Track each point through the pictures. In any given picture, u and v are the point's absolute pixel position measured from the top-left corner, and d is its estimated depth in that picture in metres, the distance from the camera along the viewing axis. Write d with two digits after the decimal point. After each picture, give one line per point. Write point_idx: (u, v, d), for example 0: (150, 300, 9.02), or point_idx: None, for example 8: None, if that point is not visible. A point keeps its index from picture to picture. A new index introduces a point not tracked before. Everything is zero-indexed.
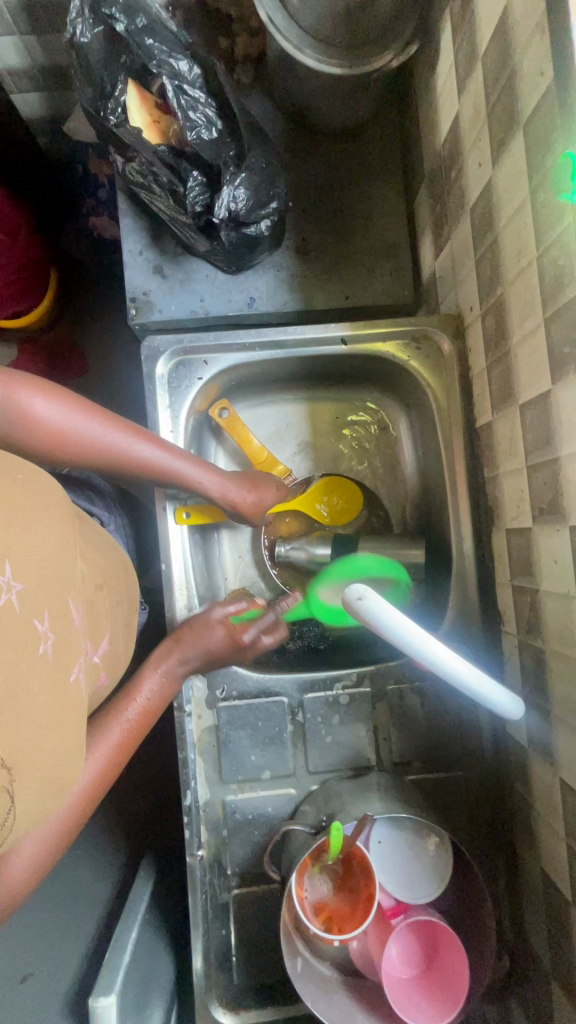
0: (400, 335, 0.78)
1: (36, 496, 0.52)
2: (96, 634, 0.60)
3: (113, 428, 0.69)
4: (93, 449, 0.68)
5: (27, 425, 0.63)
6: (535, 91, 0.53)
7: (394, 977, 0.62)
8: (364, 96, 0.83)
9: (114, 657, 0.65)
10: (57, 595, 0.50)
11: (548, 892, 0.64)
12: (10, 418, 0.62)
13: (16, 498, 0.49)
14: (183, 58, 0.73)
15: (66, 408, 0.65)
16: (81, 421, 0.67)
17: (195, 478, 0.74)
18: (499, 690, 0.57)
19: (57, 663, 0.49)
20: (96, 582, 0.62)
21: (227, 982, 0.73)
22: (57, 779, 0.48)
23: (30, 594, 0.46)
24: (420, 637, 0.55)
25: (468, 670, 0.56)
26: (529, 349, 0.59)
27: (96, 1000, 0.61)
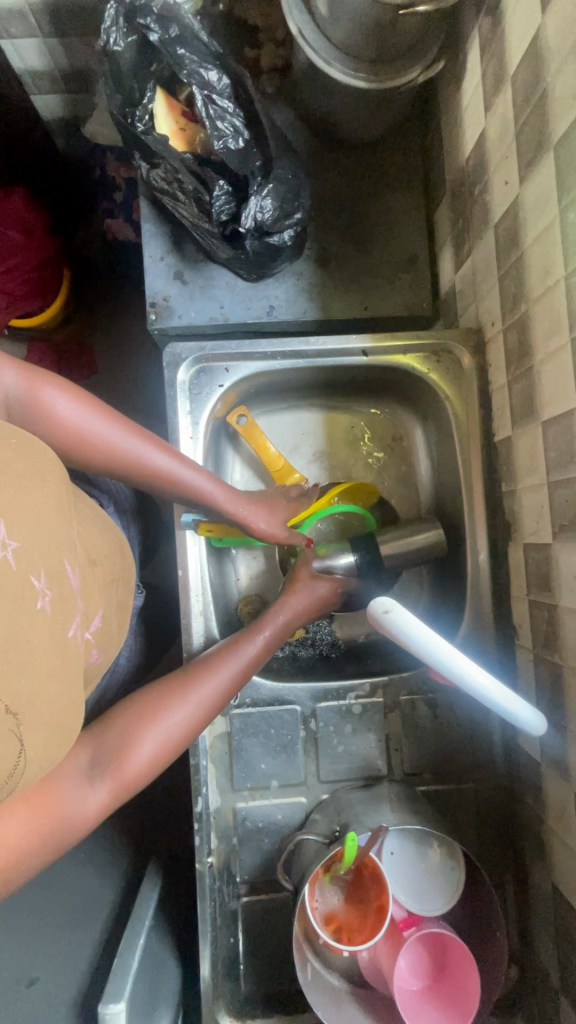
0: (420, 348, 0.79)
1: (33, 460, 0.51)
2: (90, 602, 0.60)
3: (132, 435, 0.65)
4: (107, 457, 0.63)
5: (41, 424, 0.59)
6: (568, 112, 0.54)
7: (403, 988, 0.62)
8: (388, 109, 0.83)
9: (107, 636, 0.65)
10: (53, 554, 0.50)
11: (558, 906, 0.64)
12: (26, 414, 0.58)
13: (9, 463, 0.48)
14: (212, 68, 0.74)
15: (86, 410, 0.61)
16: (100, 427, 0.62)
17: (209, 495, 0.70)
18: (525, 707, 0.57)
19: (55, 619, 0.49)
20: (90, 558, 0.61)
21: (235, 990, 0.73)
22: (62, 725, 0.49)
23: (26, 553, 0.46)
24: (449, 651, 0.55)
25: (494, 687, 0.56)
26: (553, 367, 0.60)
27: (105, 1007, 0.60)
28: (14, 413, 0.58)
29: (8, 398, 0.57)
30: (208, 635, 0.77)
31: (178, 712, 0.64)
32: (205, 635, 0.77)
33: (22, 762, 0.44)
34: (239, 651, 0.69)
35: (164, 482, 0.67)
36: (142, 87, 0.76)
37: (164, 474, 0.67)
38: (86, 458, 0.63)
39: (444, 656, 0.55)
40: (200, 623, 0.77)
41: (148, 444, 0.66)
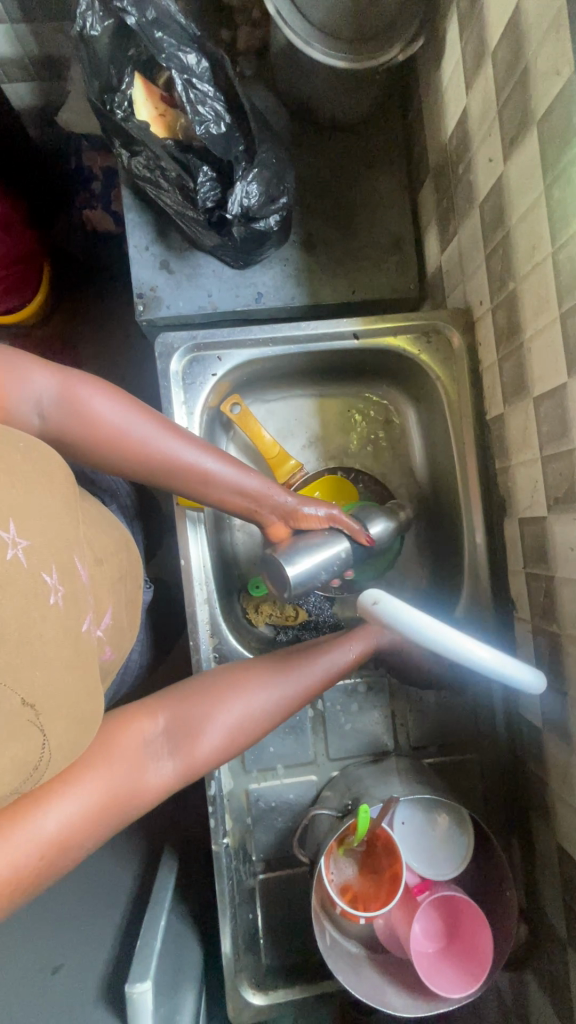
0: (410, 329, 0.80)
1: (39, 461, 0.51)
2: (100, 600, 0.60)
3: (169, 435, 0.66)
4: (148, 456, 0.65)
5: (76, 423, 0.60)
6: (550, 90, 0.54)
7: (420, 951, 0.65)
8: (369, 89, 0.83)
9: (119, 632, 0.66)
10: (63, 550, 0.50)
11: (563, 865, 0.67)
12: (65, 415, 0.60)
13: (17, 466, 0.48)
14: (191, 52, 0.73)
15: (120, 406, 0.62)
16: (130, 422, 0.63)
17: (237, 483, 0.71)
18: (524, 669, 0.58)
19: (68, 615, 0.49)
20: (96, 557, 0.62)
21: (256, 964, 0.75)
22: (85, 711, 0.51)
23: (37, 551, 0.47)
24: (443, 632, 0.55)
25: (495, 657, 0.57)
26: (543, 342, 0.61)
27: (133, 985, 0.62)
28: (53, 415, 0.59)
29: (47, 401, 0.58)
30: (213, 622, 0.78)
31: (232, 707, 0.67)
32: (210, 621, 0.78)
33: (45, 750, 0.46)
34: (312, 664, 0.71)
35: (192, 474, 0.68)
36: (119, 72, 0.75)
37: (191, 466, 0.68)
38: (119, 456, 0.64)
39: (446, 642, 0.55)
40: (205, 611, 0.78)
41: (176, 437, 0.67)
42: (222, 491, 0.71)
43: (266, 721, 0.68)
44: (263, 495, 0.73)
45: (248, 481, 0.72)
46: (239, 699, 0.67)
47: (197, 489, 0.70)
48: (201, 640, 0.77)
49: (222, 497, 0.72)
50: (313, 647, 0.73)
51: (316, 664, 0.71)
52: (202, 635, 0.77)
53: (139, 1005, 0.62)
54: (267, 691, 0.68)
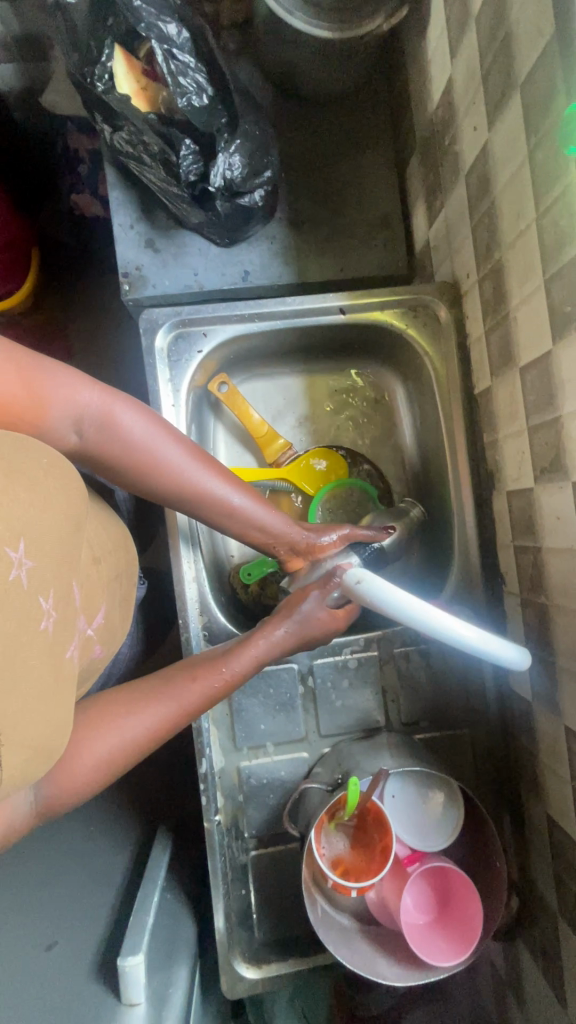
0: (397, 304, 0.79)
1: (59, 481, 0.50)
2: (93, 604, 0.61)
3: (204, 467, 0.63)
4: (178, 485, 0.62)
5: (113, 443, 0.58)
6: (533, 51, 0.54)
7: (411, 923, 0.65)
8: (354, 63, 0.82)
9: (109, 632, 0.67)
10: (62, 573, 0.50)
11: (553, 836, 0.67)
12: (101, 434, 0.57)
13: (38, 483, 0.48)
14: (171, 21, 0.72)
15: (159, 433, 0.59)
16: (169, 450, 0.60)
17: (263, 522, 0.68)
18: (506, 647, 0.57)
19: (54, 640, 0.49)
20: (95, 556, 0.63)
21: (249, 939, 0.75)
22: (47, 743, 0.48)
23: (38, 572, 0.46)
24: (426, 609, 0.54)
25: (469, 631, 0.55)
26: (529, 311, 0.60)
27: (125, 959, 0.62)
28: (89, 433, 0.56)
29: (85, 418, 0.55)
30: (202, 600, 0.78)
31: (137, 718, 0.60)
32: (200, 600, 0.78)
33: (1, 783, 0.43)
34: (228, 661, 0.64)
35: (221, 511, 0.65)
36: (99, 43, 0.73)
37: (223, 503, 0.65)
38: (150, 481, 0.61)
39: (427, 618, 0.54)
40: (194, 589, 0.78)
41: (212, 472, 0.64)
42: (250, 528, 0.68)
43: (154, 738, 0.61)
44: (288, 535, 0.70)
45: (274, 521, 0.69)
46: (138, 712, 0.60)
47: (223, 524, 0.67)
48: (190, 619, 0.77)
49: (250, 535, 0.69)
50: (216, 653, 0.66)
51: (232, 662, 0.64)
52: (191, 613, 0.77)
53: (132, 978, 0.62)
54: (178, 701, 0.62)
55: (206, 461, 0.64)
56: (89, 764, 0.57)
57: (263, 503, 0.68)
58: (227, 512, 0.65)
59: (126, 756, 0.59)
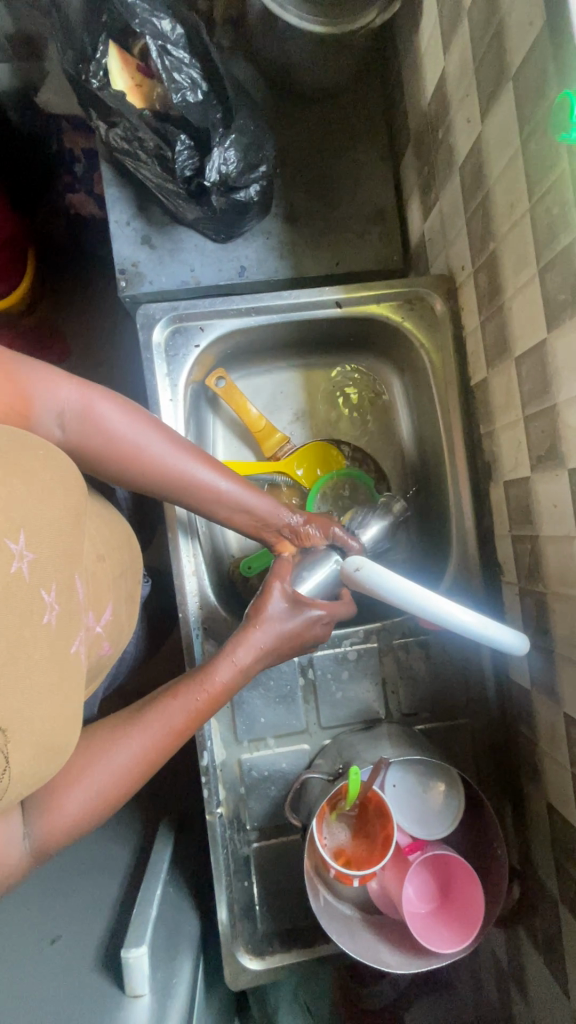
0: (393, 297, 0.80)
1: (59, 474, 0.51)
2: (100, 598, 0.62)
3: (185, 454, 0.64)
4: (161, 473, 0.62)
5: (96, 437, 0.58)
6: (524, 42, 0.54)
7: (413, 912, 0.65)
8: (347, 57, 0.83)
9: (117, 628, 0.68)
10: (65, 568, 0.50)
11: (553, 822, 0.68)
12: (83, 429, 0.57)
13: (36, 476, 0.48)
14: (165, 17, 0.72)
15: (138, 423, 0.59)
16: (152, 441, 0.61)
17: (247, 504, 0.68)
18: (503, 629, 0.57)
19: (59, 634, 0.49)
20: (100, 554, 0.63)
21: (252, 930, 0.76)
22: (55, 741, 0.48)
23: (40, 565, 0.47)
24: (426, 598, 0.55)
25: (481, 619, 0.56)
26: (524, 300, 0.61)
27: (128, 951, 0.63)
28: (71, 428, 0.56)
29: (66, 413, 0.56)
30: (202, 594, 0.78)
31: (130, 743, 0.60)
32: (199, 593, 0.78)
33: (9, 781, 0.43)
34: (212, 672, 0.65)
35: (208, 498, 0.66)
36: (93, 39, 0.73)
37: (211, 490, 0.66)
38: (136, 473, 0.61)
39: (422, 604, 0.55)
40: (193, 582, 0.78)
41: (198, 460, 0.64)
42: (238, 513, 0.69)
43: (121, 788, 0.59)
44: (271, 517, 0.70)
45: (258, 503, 0.69)
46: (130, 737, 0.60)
47: (211, 511, 0.68)
48: (190, 612, 0.78)
49: (238, 521, 0.70)
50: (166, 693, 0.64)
51: (215, 672, 0.65)
52: (191, 606, 0.78)
53: (135, 969, 0.62)
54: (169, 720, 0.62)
55: (192, 451, 0.65)
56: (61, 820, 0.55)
57: (250, 489, 0.69)
58: (212, 496, 0.65)
59: (95, 807, 0.57)
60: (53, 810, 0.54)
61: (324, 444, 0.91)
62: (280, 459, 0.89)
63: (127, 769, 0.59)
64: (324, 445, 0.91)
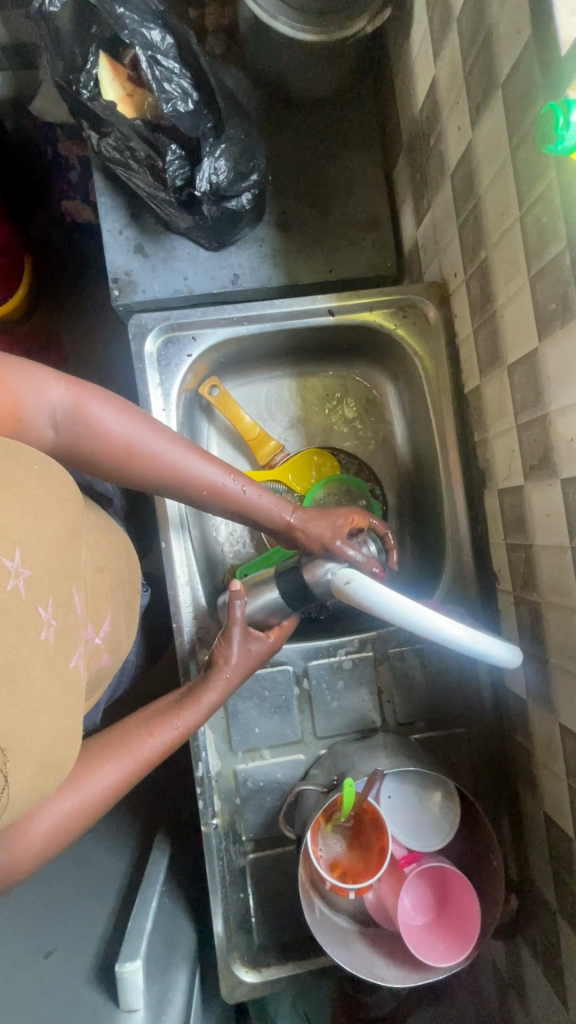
0: (385, 304, 0.80)
1: (51, 487, 0.50)
2: (99, 610, 0.62)
3: (181, 450, 0.63)
4: (157, 470, 0.62)
5: (91, 437, 0.58)
6: (513, 50, 0.54)
7: (409, 924, 0.65)
8: (338, 65, 0.83)
9: (116, 640, 0.67)
10: (61, 581, 0.50)
11: (550, 834, 0.67)
12: (75, 428, 0.57)
13: (29, 490, 0.47)
14: (155, 27, 0.72)
15: (131, 421, 0.59)
16: (150, 439, 0.61)
17: (248, 500, 0.67)
18: (497, 644, 0.57)
19: (58, 650, 0.49)
20: (98, 566, 0.63)
21: (248, 942, 0.75)
22: (54, 757, 0.48)
23: (36, 580, 0.46)
24: (421, 613, 0.54)
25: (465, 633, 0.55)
26: (515, 308, 0.60)
27: (122, 965, 0.63)
28: (63, 427, 0.56)
29: (57, 413, 0.56)
30: (196, 604, 0.78)
31: (115, 762, 0.61)
32: (193, 603, 0.78)
33: (11, 802, 0.43)
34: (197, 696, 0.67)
35: (207, 494, 0.65)
36: (84, 51, 0.74)
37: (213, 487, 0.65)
38: (131, 471, 0.61)
39: (416, 619, 0.54)
40: (187, 592, 0.78)
41: (199, 457, 0.64)
42: (238, 510, 0.68)
43: (85, 813, 0.58)
44: (273, 513, 0.68)
45: (259, 498, 0.68)
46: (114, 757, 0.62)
47: (211, 507, 0.67)
48: (184, 622, 0.78)
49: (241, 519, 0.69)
50: (135, 726, 0.65)
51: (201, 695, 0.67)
52: (185, 616, 0.78)
53: (129, 984, 0.62)
54: (154, 740, 0.64)
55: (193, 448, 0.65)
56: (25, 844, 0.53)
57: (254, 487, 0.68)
58: (210, 492, 0.65)
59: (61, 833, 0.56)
60: (18, 834, 0.53)
61: (318, 450, 0.91)
62: (274, 468, 0.89)
63: (109, 788, 0.60)
64: (317, 450, 0.91)
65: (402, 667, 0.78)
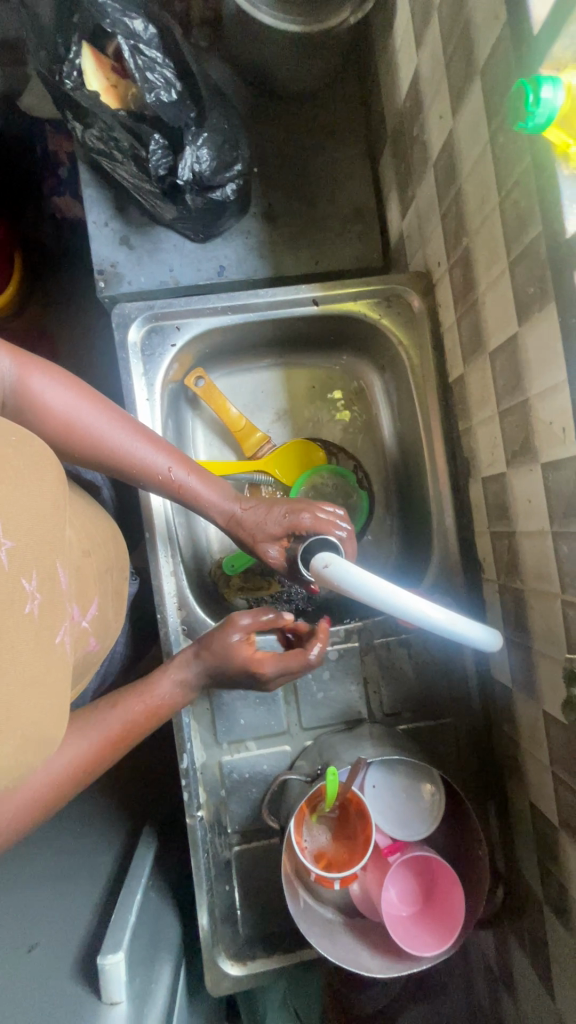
0: (370, 294, 0.80)
1: (30, 458, 0.50)
2: (86, 593, 0.61)
3: (132, 435, 0.61)
4: (105, 455, 0.60)
5: (34, 414, 0.56)
6: (491, 35, 0.54)
7: (394, 914, 0.64)
8: (323, 58, 0.83)
9: (104, 624, 0.67)
10: (46, 554, 0.49)
11: (536, 824, 0.67)
12: (22, 404, 0.56)
13: (7, 462, 0.47)
14: (137, 17, 0.72)
15: (80, 402, 0.58)
16: (98, 421, 0.59)
17: (199, 493, 0.65)
18: (475, 627, 0.56)
19: (43, 625, 0.48)
20: (85, 549, 0.63)
21: (233, 935, 0.75)
22: (42, 736, 0.47)
23: (20, 553, 0.46)
24: (398, 595, 0.53)
25: (443, 615, 0.55)
26: (496, 294, 0.61)
27: (104, 957, 0.62)
28: (10, 401, 0.55)
29: (4, 388, 0.55)
30: (181, 594, 0.78)
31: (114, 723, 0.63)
32: (178, 594, 0.77)
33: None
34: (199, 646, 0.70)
35: (157, 482, 0.63)
36: (67, 41, 0.73)
37: (161, 476, 0.63)
38: (77, 452, 0.59)
39: (396, 602, 0.54)
40: (172, 583, 0.77)
41: (149, 443, 0.62)
42: (190, 501, 0.66)
43: (79, 772, 0.60)
44: (226, 508, 0.66)
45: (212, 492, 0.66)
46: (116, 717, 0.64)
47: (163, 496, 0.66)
48: (169, 613, 0.77)
49: (195, 510, 0.67)
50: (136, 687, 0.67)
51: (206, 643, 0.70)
52: (169, 608, 0.77)
53: (111, 976, 0.61)
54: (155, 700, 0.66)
55: (144, 434, 0.63)
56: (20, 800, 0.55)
57: (205, 479, 0.66)
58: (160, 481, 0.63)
59: (53, 793, 0.58)
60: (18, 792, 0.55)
61: (306, 442, 0.91)
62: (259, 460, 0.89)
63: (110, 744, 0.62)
64: (306, 443, 0.90)
65: (387, 658, 0.78)
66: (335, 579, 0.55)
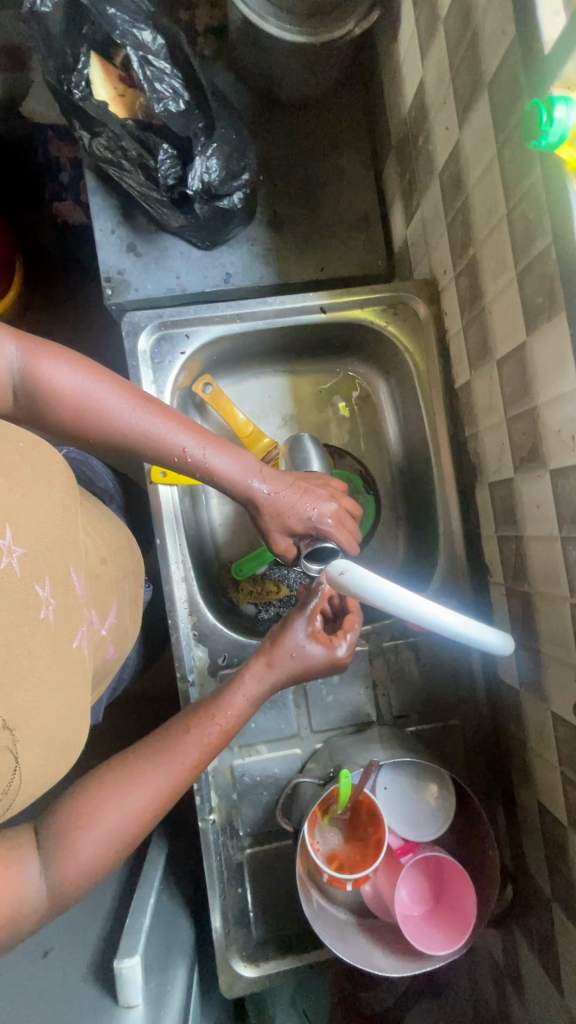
0: (377, 301, 0.81)
1: (38, 465, 0.50)
2: (104, 600, 0.62)
3: (145, 412, 0.61)
4: (122, 435, 0.60)
5: (46, 398, 0.56)
6: (498, 49, 0.55)
7: (407, 915, 0.65)
8: (328, 68, 0.84)
9: (122, 632, 0.67)
10: (58, 561, 0.50)
11: (545, 823, 0.68)
12: (34, 389, 0.55)
13: (15, 468, 0.48)
14: (146, 28, 0.73)
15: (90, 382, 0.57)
16: (109, 400, 0.59)
17: (214, 464, 0.65)
18: (488, 630, 0.58)
19: (59, 630, 0.49)
20: (102, 558, 0.63)
21: (246, 937, 0.76)
22: (65, 741, 0.48)
23: (31, 559, 0.47)
24: (411, 600, 0.54)
25: (457, 621, 0.56)
26: (503, 303, 0.62)
27: (121, 962, 0.62)
28: (22, 386, 0.55)
29: (12, 375, 0.54)
30: (191, 599, 0.78)
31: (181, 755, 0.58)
32: (188, 599, 0.78)
33: (23, 784, 0.44)
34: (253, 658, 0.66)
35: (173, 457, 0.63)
36: (75, 50, 0.74)
37: (178, 452, 0.63)
38: (94, 433, 0.59)
39: (412, 609, 0.54)
40: (182, 588, 0.78)
41: (161, 417, 0.61)
42: (206, 475, 0.65)
43: (147, 813, 0.55)
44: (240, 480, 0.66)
45: (227, 463, 0.65)
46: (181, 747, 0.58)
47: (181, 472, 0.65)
48: (179, 617, 0.78)
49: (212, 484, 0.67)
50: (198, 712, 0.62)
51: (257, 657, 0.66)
52: (180, 613, 0.78)
53: (128, 981, 0.62)
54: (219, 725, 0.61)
55: (156, 408, 0.62)
56: (66, 876, 0.50)
57: (219, 451, 0.65)
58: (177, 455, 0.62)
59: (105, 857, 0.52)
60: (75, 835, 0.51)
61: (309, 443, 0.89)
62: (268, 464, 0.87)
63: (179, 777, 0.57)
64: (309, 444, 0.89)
65: (396, 661, 0.79)
66: (351, 585, 0.56)
